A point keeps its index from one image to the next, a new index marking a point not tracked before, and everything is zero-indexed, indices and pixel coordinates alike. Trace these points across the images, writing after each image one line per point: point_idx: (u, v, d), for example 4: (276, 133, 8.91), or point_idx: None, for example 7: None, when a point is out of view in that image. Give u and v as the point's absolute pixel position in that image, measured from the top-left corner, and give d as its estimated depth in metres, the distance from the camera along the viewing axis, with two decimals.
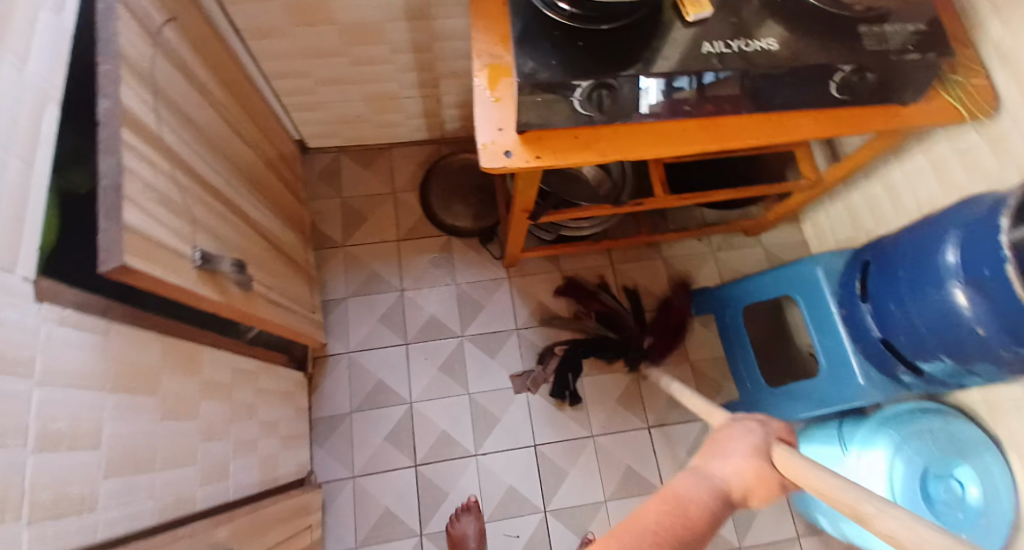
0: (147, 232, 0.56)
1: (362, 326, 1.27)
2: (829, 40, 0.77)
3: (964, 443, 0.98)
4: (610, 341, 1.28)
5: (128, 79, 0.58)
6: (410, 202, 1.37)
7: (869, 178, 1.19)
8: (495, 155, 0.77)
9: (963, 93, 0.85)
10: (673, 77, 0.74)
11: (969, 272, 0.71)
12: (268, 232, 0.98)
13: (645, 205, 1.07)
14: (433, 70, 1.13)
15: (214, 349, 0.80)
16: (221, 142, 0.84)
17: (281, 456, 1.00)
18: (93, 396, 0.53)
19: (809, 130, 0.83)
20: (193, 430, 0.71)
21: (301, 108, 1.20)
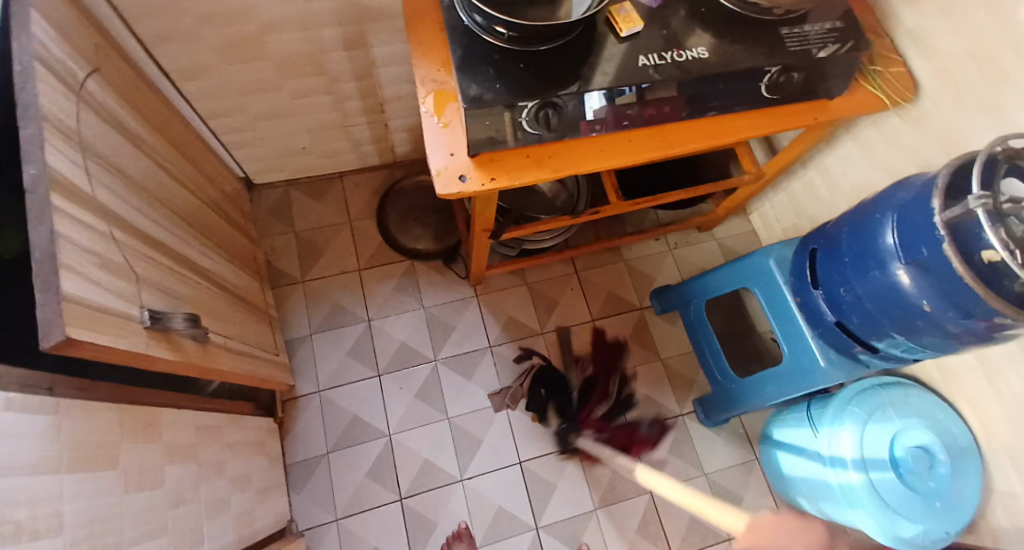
0: (89, 299, 0.53)
1: (330, 362, 1.24)
2: (756, 45, 0.81)
3: (925, 412, 1.03)
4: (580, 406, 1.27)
5: (54, 139, 0.55)
6: (367, 230, 1.35)
7: (807, 166, 1.24)
8: (451, 182, 0.76)
9: (883, 82, 0.91)
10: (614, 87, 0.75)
11: (908, 253, 0.75)
12: (219, 277, 0.95)
13: (601, 213, 1.09)
14: (378, 97, 1.12)
15: (173, 409, 0.76)
16: (160, 192, 0.81)
17: (258, 509, 0.96)
18: (49, 480, 0.50)
19: (748, 129, 0.86)
20: (160, 497, 0.67)
21: (242, 145, 1.17)
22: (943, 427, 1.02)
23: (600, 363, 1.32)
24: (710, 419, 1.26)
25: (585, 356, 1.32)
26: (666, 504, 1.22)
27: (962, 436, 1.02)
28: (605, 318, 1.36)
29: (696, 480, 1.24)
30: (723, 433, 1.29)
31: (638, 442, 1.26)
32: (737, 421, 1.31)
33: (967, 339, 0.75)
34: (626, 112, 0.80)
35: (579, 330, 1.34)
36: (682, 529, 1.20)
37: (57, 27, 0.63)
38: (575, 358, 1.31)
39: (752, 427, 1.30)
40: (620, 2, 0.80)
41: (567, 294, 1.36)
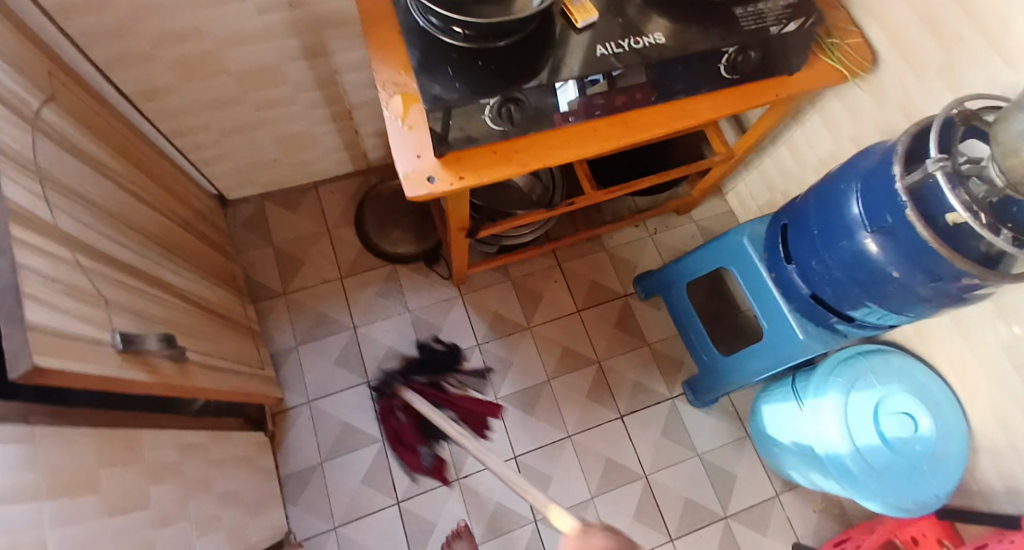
0: (56, 327, 0.53)
1: (318, 371, 1.24)
2: (711, 26, 0.82)
3: (906, 377, 1.04)
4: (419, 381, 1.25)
5: (10, 170, 0.55)
6: (346, 237, 1.35)
7: (775, 143, 1.26)
8: (419, 183, 0.76)
9: (841, 54, 0.92)
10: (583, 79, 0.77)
11: (873, 221, 0.76)
12: (195, 296, 0.95)
13: (576, 203, 1.10)
14: (345, 104, 1.12)
15: (156, 430, 0.76)
16: (127, 215, 0.81)
17: (251, 524, 0.96)
18: (30, 508, 0.50)
19: (711, 111, 0.86)
20: (146, 519, 0.67)
21: (211, 162, 1.16)
22: (925, 390, 1.03)
23: (468, 401, 1.24)
24: (699, 400, 1.28)
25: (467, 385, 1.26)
26: (660, 487, 1.23)
27: (945, 397, 1.03)
28: (589, 308, 1.37)
29: (689, 461, 1.26)
30: (714, 412, 1.31)
31: (412, 452, 1.19)
32: (726, 399, 1.33)
33: (939, 302, 0.76)
34: (589, 98, 0.80)
35: (564, 321, 1.35)
36: (678, 509, 1.22)
37: (6, 56, 0.63)
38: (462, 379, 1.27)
39: (743, 404, 1.32)
40: None
41: (551, 287, 1.37)
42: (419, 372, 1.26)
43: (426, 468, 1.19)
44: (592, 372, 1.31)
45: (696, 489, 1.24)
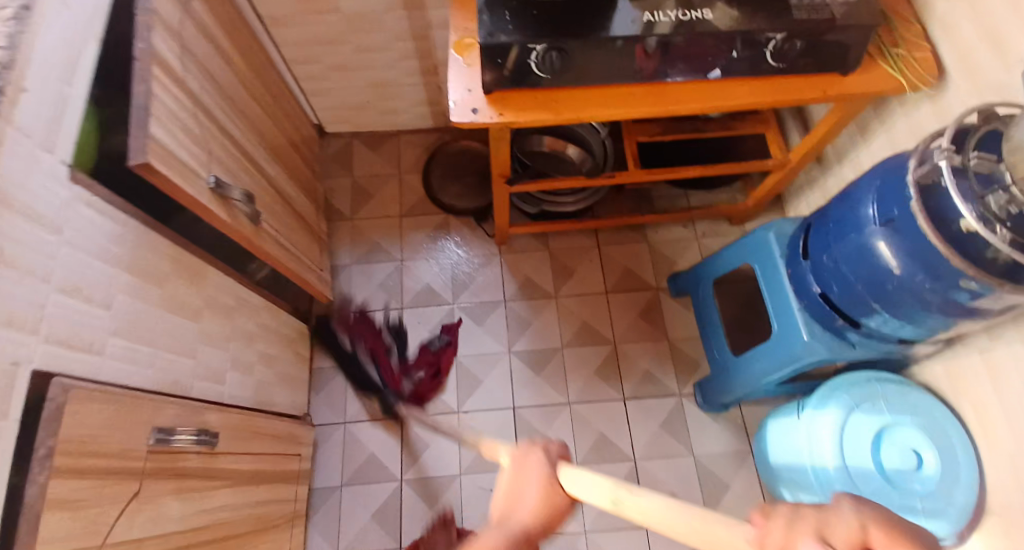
0: (168, 146, 0.70)
1: (362, 290, 1.40)
2: (763, 10, 0.85)
3: (920, 410, 0.99)
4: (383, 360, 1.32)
5: (160, 30, 0.74)
6: (412, 183, 1.51)
7: (841, 161, 1.24)
8: (465, 111, 0.89)
9: (902, 65, 0.92)
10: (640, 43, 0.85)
11: (882, 215, 0.77)
12: (280, 188, 1.13)
13: (616, 178, 1.16)
14: (433, 59, 1.28)
15: (221, 273, 0.93)
16: (240, 103, 1.00)
17: (277, 389, 1.12)
18: (109, 269, 0.67)
19: (751, 96, 0.93)
20: (194, 330, 0.84)
21: (316, 93, 1.37)
22: (937, 427, 0.98)
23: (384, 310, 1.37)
24: (708, 404, 1.27)
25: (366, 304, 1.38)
26: (648, 473, 1.25)
27: (959, 439, 0.97)
28: (619, 292, 1.41)
29: (683, 456, 1.26)
30: (720, 419, 1.30)
31: (435, 383, 1.31)
32: (736, 408, 1.31)
33: (945, 309, 0.75)
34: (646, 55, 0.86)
35: (590, 298, 1.40)
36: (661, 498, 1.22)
37: None
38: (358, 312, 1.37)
39: (753, 418, 1.29)
40: None
41: (585, 264, 1.43)
42: (370, 368, 1.32)
43: (443, 345, 1.34)
44: (605, 350, 1.35)
45: (682, 485, 1.24)
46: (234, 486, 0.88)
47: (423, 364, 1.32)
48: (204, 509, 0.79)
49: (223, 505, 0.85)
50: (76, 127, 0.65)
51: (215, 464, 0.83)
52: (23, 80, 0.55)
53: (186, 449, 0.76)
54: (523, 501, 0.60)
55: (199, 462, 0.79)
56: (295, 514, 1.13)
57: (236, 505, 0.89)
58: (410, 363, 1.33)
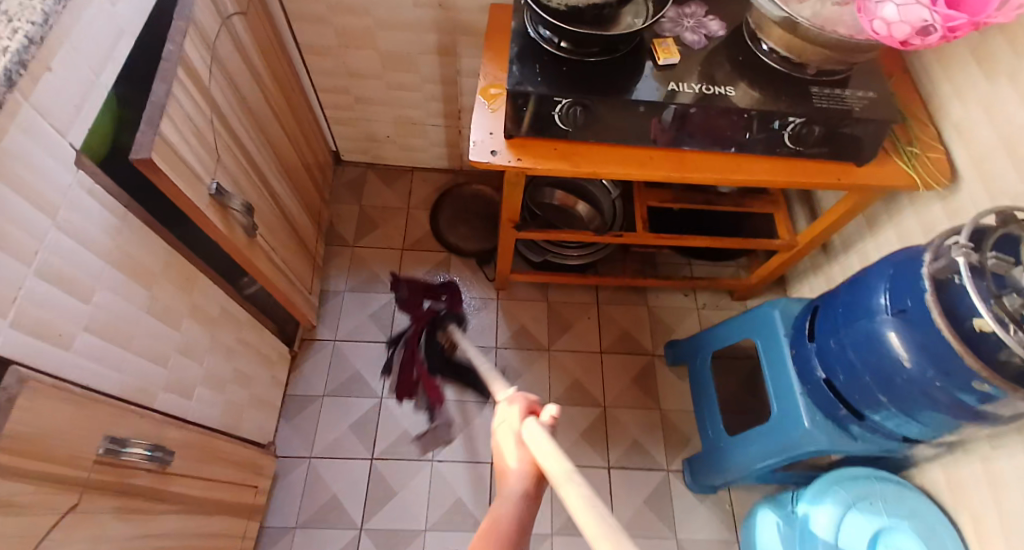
0: (176, 146, 0.69)
1: (352, 319, 1.36)
2: (783, 94, 0.87)
3: (917, 514, 0.95)
4: (427, 348, 1.28)
5: (195, 38, 0.75)
6: (419, 218, 1.50)
7: (847, 250, 1.24)
8: (482, 152, 0.89)
9: (917, 163, 0.94)
10: (659, 106, 0.85)
11: (894, 304, 0.76)
12: (284, 206, 1.11)
13: (624, 238, 1.15)
14: (457, 104, 1.30)
15: (212, 284, 0.91)
16: (262, 120, 1.01)
17: (247, 412, 1.06)
18: (95, 261, 0.64)
19: (767, 172, 0.92)
20: (172, 337, 0.80)
21: (339, 122, 1.39)
22: (936, 537, 0.93)
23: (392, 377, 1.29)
24: (697, 483, 1.21)
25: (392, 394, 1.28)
26: None
27: None
28: (613, 353, 1.38)
29: (665, 539, 1.19)
30: (707, 501, 1.23)
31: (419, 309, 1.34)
32: (726, 493, 1.24)
33: (952, 410, 0.73)
34: (662, 124, 0.89)
35: (584, 356, 1.37)
36: None
37: None
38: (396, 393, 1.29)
39: (740, 504, 1.23)
40: (664, 38, 0.91)
41: (583, 321, 1.41)
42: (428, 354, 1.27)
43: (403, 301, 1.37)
44: (592, 413, 1.30)
45: None
46: (183, 512, 0.81)
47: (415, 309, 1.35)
48: (144, 534, 0.72)
49: (167, 532, 0.78)
50: (92, 118, 0.63)
51: (167, 486, 0.77)
52: (49, 60, 0.55)
53: (136, 464, 0.69)
54: (507, 465, 0.58)
55: (149, 481, 0.73)
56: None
57: (181, 534, 0.81)
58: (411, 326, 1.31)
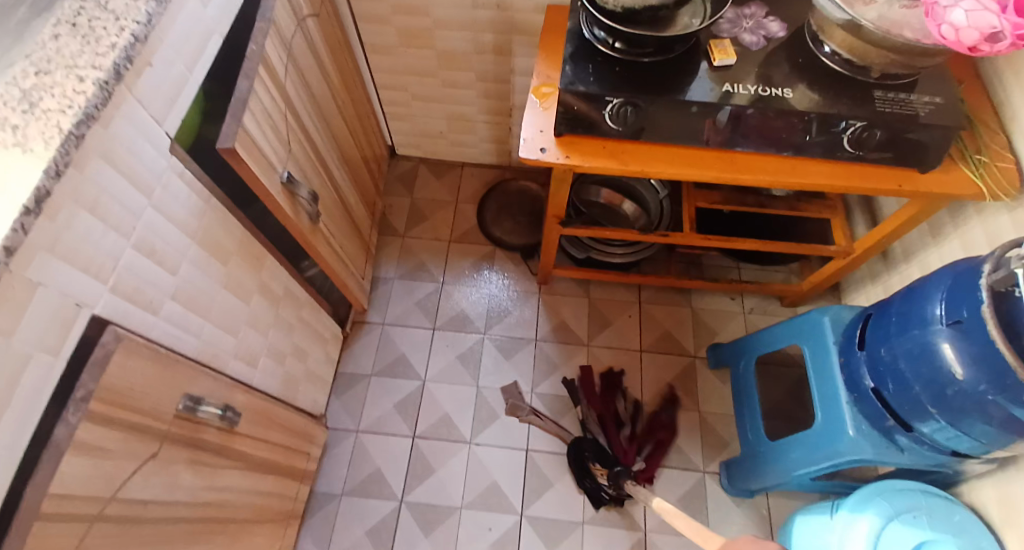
0: (255, 138, 0.76)
1: (400, 305, 1.43)
2: (842, 98, 0.86)
3: (962, 531, 0.92)
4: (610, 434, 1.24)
5: (273, 38, 0.81)
6: (467, 212, 1.55)
7: (908, 259, 1.20)
8: (533, 149, 0.92)
9: (984, 173, 0.90)
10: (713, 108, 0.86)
11: (951, 314, 0.74)
12: (344, 196, 1.19)
13: (670, 238, 1.15)
14: (509, 102, 1.34)
15: (277, 264, 0.98)
16: (328, 114, 1.08)
17: (303, 385, 1.14)
18: (183, 238, 0.71)
19: (821, 176, 0.91)
20: (242, 310, 0.88)
21: (397, 118, 1.45)
22: None
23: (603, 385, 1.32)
24: (733, 486, 1.21)
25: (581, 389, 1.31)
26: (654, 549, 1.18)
27: None
28: (653, 352, 1.38)
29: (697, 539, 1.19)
30: (744, 505, 1.23)
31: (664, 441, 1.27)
32: (763, 499, 1.23)
33: (1007, 425, 0.71)
34: (715, 126, 0.89)
35: (624, 354, 1.38)
36: None
37: None
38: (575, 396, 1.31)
39: (777, 511, 1.22)
40: (721, 39, 0.91)
41: (623, 318, 1.42)
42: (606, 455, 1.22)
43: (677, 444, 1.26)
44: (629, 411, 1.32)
45: None
46: (243, 469, 0.89)
47: (605, 411, 1.27)
48: (210, 486, 0.80)
49: (230, 485, 0.86)
50: (185, 109, 0.71)
51: (231, 444, 0.85)
52: (150, 56, 0.62)
53: (208, 421, 0.77)
54: None
55: (216, 438, 0.80)
56: (292, 512, 1.13)
57: (241, 489, 0.89)
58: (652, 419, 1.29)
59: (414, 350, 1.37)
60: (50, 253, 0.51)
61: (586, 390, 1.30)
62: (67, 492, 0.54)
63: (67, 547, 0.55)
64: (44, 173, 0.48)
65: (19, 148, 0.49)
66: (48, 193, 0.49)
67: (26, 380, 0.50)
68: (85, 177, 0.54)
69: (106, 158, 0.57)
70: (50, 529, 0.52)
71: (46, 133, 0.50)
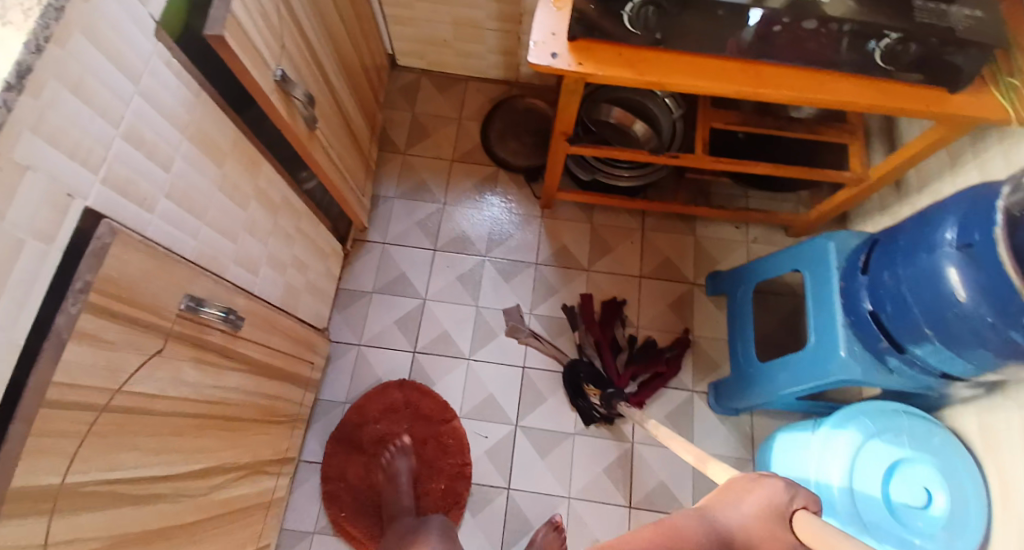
0: (244, 26, 0.70)
1: (401, 223, 1.41)
2: (880, 6, 0.80)
3: (941, 453, 0.96)
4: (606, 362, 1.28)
5: None
6: (470, 129, 1.50)
7: (921, 192, 1.16)
8: (543, 53, 0.87)
9: (1014, 97, 0.86)
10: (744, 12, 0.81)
11: (962, 238, 0.73)
12: (342, 103, 1.14)
13: (680, 159, 1.12)
14: (518, 7, 1.25)
15: (275, 171, 0.96)
16: (324, 10, 1.01)
17: (304, 296, 1.15)
18: (174, 133, 0.69)
19: (846, 93, 0.87)
20: (240, 215, 0.86)
21: (398, 22, 1.36)
22: (956, 474, 0.94)
23: (605, 314, 1.33)
24: (720, 405, 1.26)
25: (583, 315, 1.32)
26: (640, 460, 1.24)
27: (974, 490, 0.93)
28: (653, 278, 1.39)
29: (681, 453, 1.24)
30: (728, 424, 1.28)
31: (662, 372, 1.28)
32: (748, 420, 1.28)
33: (999, 350, 0.72)
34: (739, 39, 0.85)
35: (623, 279, 1.38)
36: (650, 488, 1.22)
37: None
38: (579, 321, 1.32)
39: (760, 431, 1.27)
40: None
41: (625, 245, 1.41)
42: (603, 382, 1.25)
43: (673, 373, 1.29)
44: (623, 334, 1.34)
45: (675, 478, 1.22)
46: (247, 372, 0.91)
47: (602, 337, 1.30)
48: (215, 385, 0.83)
49: (234, 387, 0.88)
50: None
51: (235, 346, 0.86)
52: None
53: (211, 323, 0.78)
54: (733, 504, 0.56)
55: (220, 339, 0.81)
56: (298, 417, 1.17)
57: (246, 390, 0.92)
58: (651, 349, 1.30)
59: (416, 269, 1.37)
60: (36, 133, 0.48)
61: (586, 315, 1.32)
62: (71, 380, 0.54)
63: (79, 433, 0.56)
64: (24, 46, 0.45)
65: None
66: (29, 70, 0.46)
67: (20, 265, 0.50)
68: (69, 53, 0.51)
69: (88, 36, 0.53)
70: (58, 413, 0.53)
71: (25, 4, 0.46)
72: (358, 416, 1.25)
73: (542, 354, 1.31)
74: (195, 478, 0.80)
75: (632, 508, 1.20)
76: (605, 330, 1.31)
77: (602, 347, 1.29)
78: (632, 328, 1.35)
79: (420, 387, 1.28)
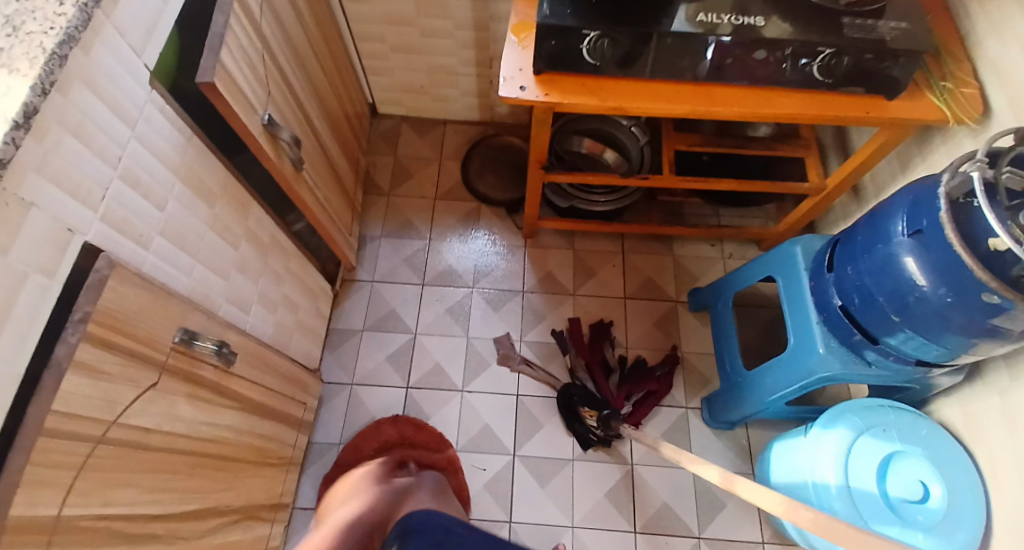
0: (233, 75, 0.76)
1: (388, 262, 1.44)
2: (814, 26, 0.88)
3: (930, 441, 0.97)
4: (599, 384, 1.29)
5: None
6: (450, 168, 1.56)
7: (878, 196, 1.23)
8: (513, 88, 0.93)
9: (948, 98, 0.93)
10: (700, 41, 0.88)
11: (912, 226, 0.78)
12: (326, 147, 1.19)
13: (650, 180, 1.18)
14: (489, 52, 1.34)
15: (263, 212, 0.99)
16: (306, 61, 1.07)
17: (295, 335, 1.16)
18: (167, 175, 0.72)
19: (793, 106, 0.94)
20: (231, 254, 0.89)
21: (377, 73, 1.44)
22: (950, 465, 0.95)
23: (593, 337, 1.35)
24: (714, 420, 1.26)
25: (572, 339, 1.34)
26: (641, 479, 1.23)
27: (969, 480, 0.94)
28: (637, 298, 1.42)
29: (681, 470, 1.24)
30: (724, 436, 1.28)
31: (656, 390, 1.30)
32: (743, 431, 1.29)
33: (965, 329, 0.75)
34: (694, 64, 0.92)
35: (608, 300, 1.41)
36: (653, 507, 1.20)
37: None
38: (568, 346, 1.34)
39: (757, 442, 1.27)
40: None
41: (607, 268, 1.45)
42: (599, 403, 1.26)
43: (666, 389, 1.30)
44: (613, 354, 1.35)
45: (677, 496, 1.21)
46: (241, 410, 0.91)
47: (592, 358, 1.31)
48: (209, 422, 0.82)
49: (228, 424, 0.88)
50: (162, 43, 0.71)
51: (228, 383, 0.87)
52: None
53: (205, 357, 0.79)
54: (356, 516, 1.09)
55: (213, 375, 0.82)
56: (292, 459, 1.16)
57: (239, 429, 0.92)
58: (642, 367, 1.32)
59: (405, 304, 1.39)
60: (39, 174, 0.51)
61: (575, 340, 1.34)
62: (69, 410, 0.55)
63: (75, 466, 0.56)
64: (31, 90, 0.48)
65: (5, 69, 0.49)
66: (35, 111, 0.49)
67: (23, 297, 0.51)
68: (70, 100, 0.54)
69: (88, 85, 0.57)
70: (56, 445, 0.53)
71: (30, 53, 0.50)
72: (352, 455, 1.23)
73: (536, 379, 1.32)
74: (190, 520, 0.79)
75: (639, 531, 1.18)
76: (595, 352, 1.33)
77: (594, 370, 1.30)
78: (621, 348, 1.37)
79: (415, 420, 1.26)
